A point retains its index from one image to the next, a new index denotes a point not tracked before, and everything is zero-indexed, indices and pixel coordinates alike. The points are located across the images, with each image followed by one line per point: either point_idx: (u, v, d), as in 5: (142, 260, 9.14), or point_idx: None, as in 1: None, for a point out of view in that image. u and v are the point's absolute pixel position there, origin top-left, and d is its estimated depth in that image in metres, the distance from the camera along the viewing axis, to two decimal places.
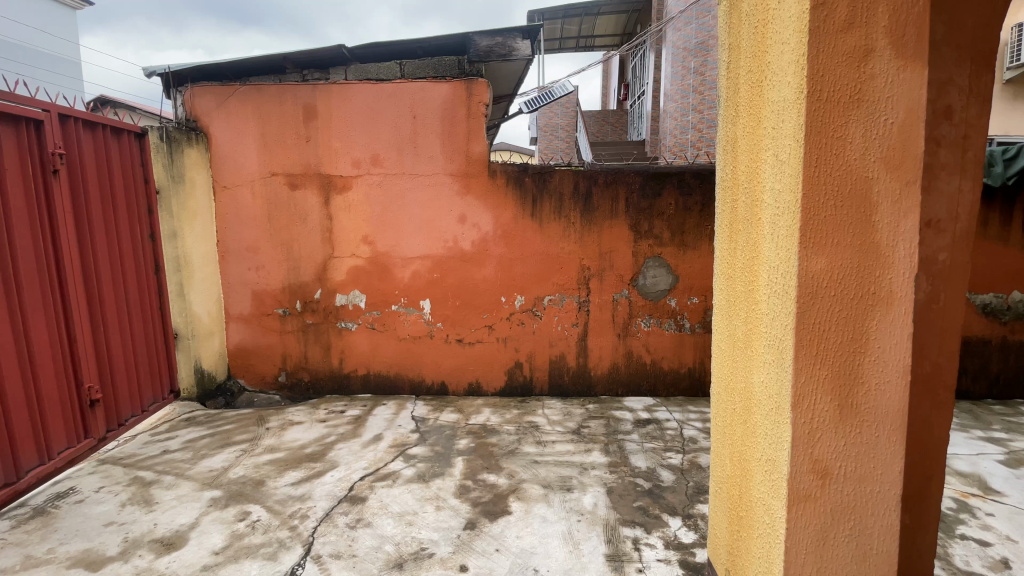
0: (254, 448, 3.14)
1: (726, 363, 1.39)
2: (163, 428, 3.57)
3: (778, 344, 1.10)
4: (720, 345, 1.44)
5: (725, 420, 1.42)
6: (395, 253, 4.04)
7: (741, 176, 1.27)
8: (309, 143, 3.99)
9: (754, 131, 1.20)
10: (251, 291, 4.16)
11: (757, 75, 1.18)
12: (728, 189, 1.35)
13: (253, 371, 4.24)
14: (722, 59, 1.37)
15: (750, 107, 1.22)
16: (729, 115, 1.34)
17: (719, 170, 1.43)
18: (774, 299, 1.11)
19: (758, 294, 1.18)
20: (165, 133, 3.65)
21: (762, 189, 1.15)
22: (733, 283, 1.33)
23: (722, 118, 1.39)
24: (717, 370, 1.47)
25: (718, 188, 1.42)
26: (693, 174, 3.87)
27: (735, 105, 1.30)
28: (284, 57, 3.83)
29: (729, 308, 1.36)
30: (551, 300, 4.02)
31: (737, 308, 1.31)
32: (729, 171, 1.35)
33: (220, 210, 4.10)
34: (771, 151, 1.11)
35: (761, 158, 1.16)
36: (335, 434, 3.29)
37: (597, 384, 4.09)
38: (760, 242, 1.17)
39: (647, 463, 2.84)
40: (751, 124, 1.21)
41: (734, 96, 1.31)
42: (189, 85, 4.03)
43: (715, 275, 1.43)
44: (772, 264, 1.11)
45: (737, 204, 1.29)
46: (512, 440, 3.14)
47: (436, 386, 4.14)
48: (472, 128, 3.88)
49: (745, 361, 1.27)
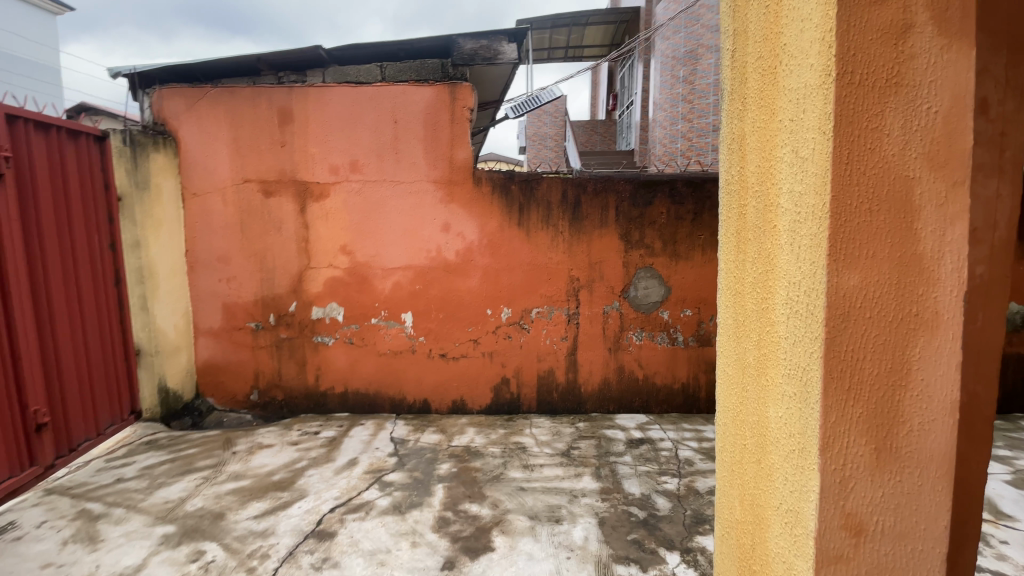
0: (217, 475, 2.90)
1: (734, 391, 1.22)
2: (121, 452, 3.32)
3: (801, 375, 0.93)
4: (726, 371, 1.27)
5: (733, 456, 1.25)
6: (375, 263, 3.84)
7: (750, 178, 1.10)
8: (284, 148, 3.79)
9: (766, 124, 1.03)
10: (221, 303, 3.93)
11: (768, 60, 1.02)
12: (734, 193, 1.19)
13: (224, 389, 4.00)
14: (725, 48, 1.21)
15: (760, 99, 1.06)
16: (734, 110, 1.18)
17: (723, 172, 1.26)
18: (796, 321, 0.94)
19: (774, 314, 1.01)
20: (129, 136, 3.43)
21: (777, 191, 0.99)
22: (741, 301, 1.16)
23: (726, 113, 1.24)
24: (723, 399, 1.29)
25: (722, 193, 1.26)
26: (686, 182, 3.73)
27: (742, 98, 1.13)
28: (257, 58, 3.64)
29: (737, 329, 1.19)
30: (539, 313, 3.84)
31: (747, 329, 1.14)
32: (735, 173, 1.19)
33: (189, 218, 3.88)
34: (790, 146, 0.94)
35: (774, 156, 1.00)
36: (307, 458, 3.06)
37: (587, 401, 3.91)
38: (775, 253, 1.00)
39: (640, 488, 2.65)
40: (762, 117, 1.05)
41: (741, 87, 1.14)
42: (157, 86, 3.83)
43: (720, 292, 1.26)
44: (791, 280, 0.94)
45: (746, 209, 1.13)
46: (497, 463, 2.93)
47: (418, 404, 3.92)
48: (457, 133, 3.71)
49: (758, 390, 1.10)
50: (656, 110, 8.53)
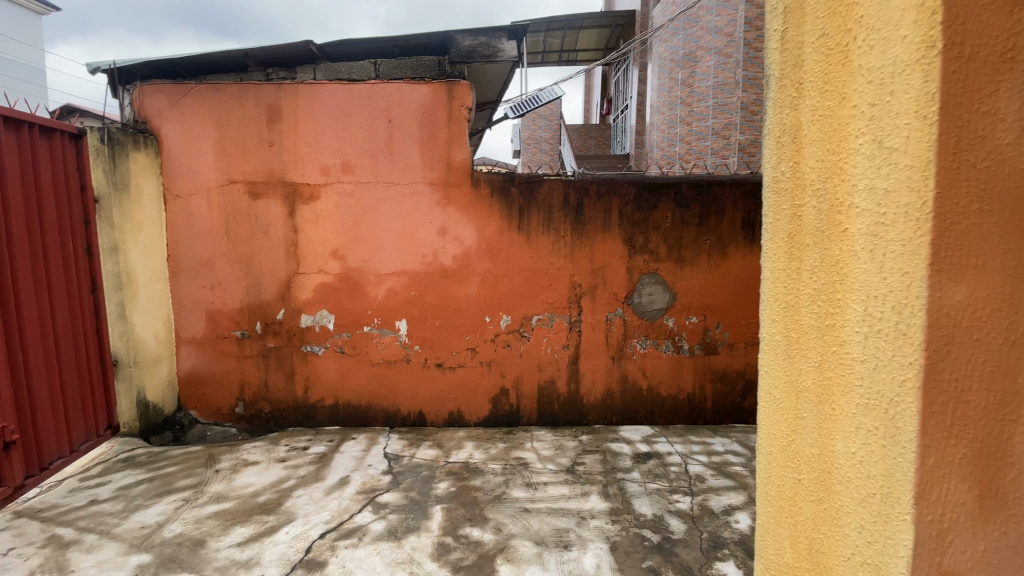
0: (198, 496, 2.70)
1: (784, 419, 1.07)
2: (96, 471, 3.10)
3: (887, 404, 0.79)
4: (772, 394, 1.12)
5: (781, 491, 1.10)
6: (368, 268, 3.66)
7: (808, 175, 0.96)
8: (272, 148, 3.61)
9: (832, 111, 0.89)
10: (205, 311, 3.73)
11: (835, 37, 0.88)
12: (783, 192, 1.04)
13: (207, 401, 3.79)
14: (773, 27, 1.07)
15: (823, 83, 0.92)
16: (785, 97, 1.03)
17: (765, 170, 1.12)
18: (879, 341, 0.79)
19: (845, 332, 0.87)
20: (107, 134, 3.24)
21: (850, 189, 0.85)
22: (795, 315, 1.01)
23: (771, 102, 1.09)
24: (767, 426, 1.14)
25: (765, 193, 1.12)
26: (691, 186, 3.60)
27: (796, 83, 0.99)
28: (244, 53, 3.46)
29: (787, 347, 1.05)
30: (539, 320, 3.69)
31: (803, 348, 0.99)
32: (783, 169, 1.05)
33: (172, 221, 3.68)
34: (870, 136, 0.80)
35: (845, 148, 0.86)
36: (295, 477, 2.87)
37: (589, 412, 3.75)
38: (847, 262, 0.86)
39: (652, 509, 2.50)
40: (825, 105, 0.91)
41: (794, 72, 1.00)
42: (138, 83, 3.64)
43: (765, 304, 1.12)
44: (872, 293, 0.80)
45: (801, 211, 0.99)
46: (498, 482, 2.76)
47: (412, 416, 3.74)
48: (454, 133, 3.56)
49: (819, 420, 0.95)
50: (653, 114, 8.46)
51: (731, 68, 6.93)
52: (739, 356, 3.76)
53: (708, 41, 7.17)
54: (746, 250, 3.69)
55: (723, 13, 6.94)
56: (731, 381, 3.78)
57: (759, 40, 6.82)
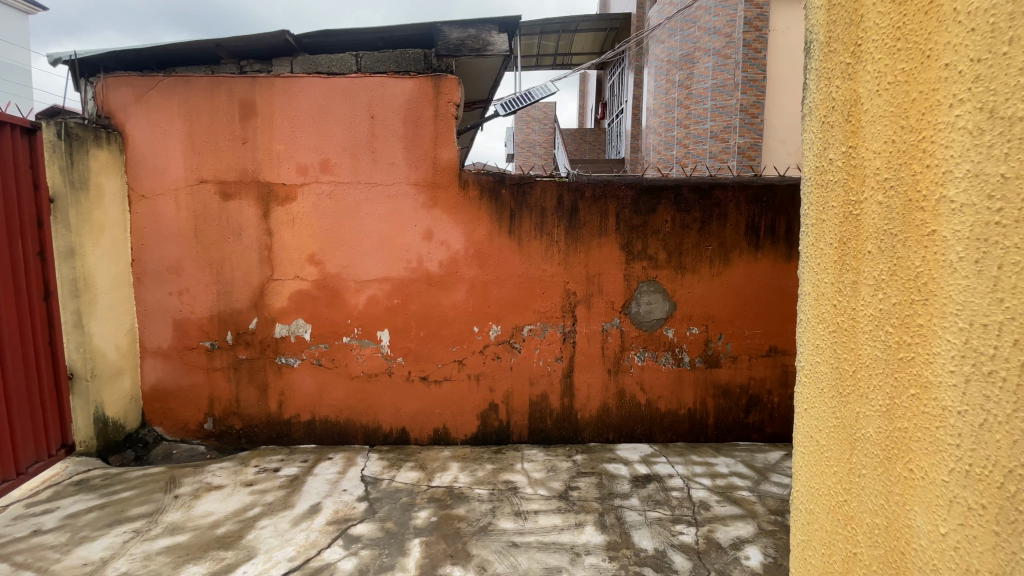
0: (151, 527, 2.45)
1: (837, 455, 1.06)
2: (44, 495, 2.82)
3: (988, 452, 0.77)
4: (821, 427, 1.11)
5: (832, 537, 1.08)
6: (348, 275, 3.42)
7: (868, 171, 0.96)
8: (245, 146, 3.37)
9: (905, 107, 0.89)
10: (172, 320, 3.47)
11: (908, 19, 0.89)
12: (836, 184, 1.04)
13: (173, 417, 3.52)
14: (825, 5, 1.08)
15: (890, 65, 0.92)
16: (837, 76, 1.04)
17: (810, 156, 1.12)
18: (980, 374, 0.78)
19: (927, 357, 0.85)
20: (64, 129, 2.97)
21: (930, 195, 0.84)
22: (853, 323, 1.01)
23: (819, 70, 1.10)
24: (816, 454, 1.14)
25: (812, 183, 1.12)
26: (692, 189, 3.39)
27: (855, 67, 1.00)
28: (215, 44, 3.22)
29: (842, 360, 1.04)
30: (531, 330, 3.46)
31: (864, 361, 0.98)
32: (837, 162, 1.05)
33: (137, 223, 3.42)
34: (962, 139, 0.79)
35: (924, 148, 0.85)
36: (261, 505, 2.63)
37: (584, 429, 3.51)
38: (929, 278, 0.84)
39: (653, 542, 2.27)
40: (894, 94, 0.91)
41: (850, 52, 1.01)
42: (102, 75, 3.39)
43: (814, 305, 1.12)
44: (966, 320, 0.79)
45: (861, 212, 0.98)
46: (484, 510, 2.51)
47: (394, 434, 3.49)
48: (441, 131, 3.33)
49: (890, 461, 0.93)
50: (649, 116, 8.29)
51: (730, 69, 6.83)
52: (743, 369, 3.54)
53: (707, 41, 7.01)
54: (750, 256, 3.48)
55: (721, 13, 6.82)
56: (734, 396, 3.56)
57: (759, 41, 6.67)
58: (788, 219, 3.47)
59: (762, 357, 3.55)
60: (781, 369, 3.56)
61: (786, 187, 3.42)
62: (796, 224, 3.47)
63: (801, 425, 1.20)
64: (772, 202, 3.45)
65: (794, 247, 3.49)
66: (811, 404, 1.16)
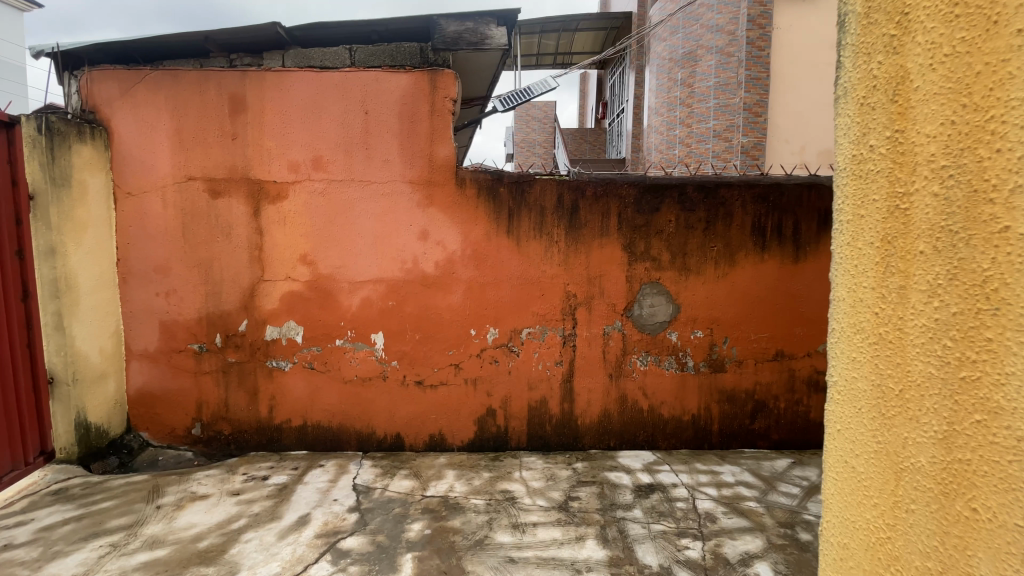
0: (129, 541, 2.38)
1: (883, 466, 1.12)
2: (18, 506, 2.71)
3: None
4: (860, 430, 1.18)
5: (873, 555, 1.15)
6: (341, 275, 3.30)
7: (919, 168, 1.02)
8: (235, 141, 3.26)
9: (958, 107, 0.96)
10: (159, 321, 3.36)
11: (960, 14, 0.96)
12: (880, 178, 1.11)
13: (160, 422, 3.41)
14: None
15: (941, 58, 0.99)
16: (880, 63, 1.11)
17: (845, 146, 1.19)
18: None
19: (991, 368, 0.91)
20: (44, 123, 2.88)
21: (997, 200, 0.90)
22: (900, 326, 1.07)
23: (856, 48, 1.17)
24: (852, 467, 1.20)
25: (851, 174, 1.19)
26: (696, 188, 3.29)
27: (899, 60, 1.07)
28: (204, 37, 3.11)
29: (887, 366, 1.11)
30: (530, 333, 3.35)
31: (911, 363, 1.05)
32: (878, 155, 1.11)
33: (122, 221, 3.31)
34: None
35: (990, 152, 0.91)
36: (246, 516, 2.54)
37: (585, 436, 3.40)
38: (993, 282, 0.91)
39: (657, 558, 2.16)
40: (948, 91, 0.98)
41: (896, 40, 1.07)
42: (87, 68, 3.28)
43: (854, 299, 1.18)
44: None
45: (908, 211, 1.05)
46: (480, 523, 2.41)
47: (389, 440, 3.37)
48: (437, 127, 3.22)
49: (946, 471, 0.99)
50: (651, 115, 8.18)
51: (733, 68, 6.74)
52: (748, 374, 3.44)
53: (709, 39, 6.91)
54: (756, 258, 3.37)
55: (724, 10, 6.73)
56: (739, 402, 3.46)
57: (761, 39, 6.62)
58: (795, 219, 3.37)
59: (768, 361, 3.44)
60: (787, 374, 3.46)
61: (793, 187, 3.32)
62: (803, 225, 3.37)
63: (833, 423, 1.27)
64: (778, 202, 3.35)
65: (802, 248, 3.39)
66: (845, 415, 1.23)
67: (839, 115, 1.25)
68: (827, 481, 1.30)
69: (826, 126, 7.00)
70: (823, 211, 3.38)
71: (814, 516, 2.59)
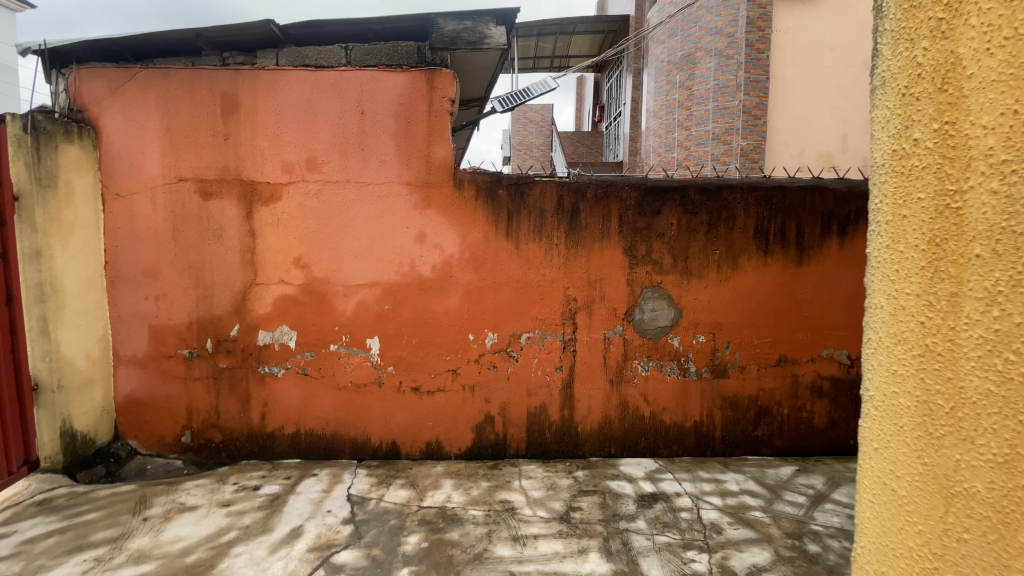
0: (114, 555, 2.30)
1: (931, 471, 1.16)
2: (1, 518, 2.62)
3: None
4: (907, 433, 1.22)
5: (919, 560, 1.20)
6: (336, 279, 3.23)
7: (969, 177, 1.07)
8: (227, 142, 3.18)
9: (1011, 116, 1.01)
10: (148, 326, 3.27)
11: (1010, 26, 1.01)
12: (927, 186, 1.16)
13: (149, 429, 3.32)
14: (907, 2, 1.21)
15: (992, 66, 1.04)
16: (924, 72, 1.16)
17: (889, 154, 1.25)
18: None
19: None
20: (30, 122, 2.79)
21: None
22: (950, 332, 1.12)
23: (899, 56, 1.22)
24: (898, 474, 1.25)
25: (896, 182, 1.23)
26: (699, 190, 3.23)
27: (945, 70, 1.12)
28: (195, 34, 3.03)
29: (934, 372, 1.15)
30: (530, 338, 3.28)
31: (961, 368, 1.10)
32: (924, 164, 1.17)
33: (111, 223, 3.22)
34: None
35: None
36: (237, 529, 2.46)
37: (585, 443, 3.33)
38: None
39: (663, 572, 2.10)
40: (1000, 102, 1.03)
41: (942, 49, 1.12)
42: (75, 66, 3.20)
43: (899, 305, 1.23)
44: None
45: (958, 219, 1.10)
46: (479, 535, 2.34)
47: (384, 448, 3.29)
48: (434, 128, 3.16)
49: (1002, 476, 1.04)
50: (649, 118, 8.15)
51: (732, 70, 6.71)
52: (751, 379, 3.38)
53: (708, 42, 6.88)
54: (759, 261, 3.32)
55: (723, 12, 6.70)
56: (742, 407, 3.39)
57: (761, 41, 6.56)
58: (798, 222, 3.32)
59: (771, 366, 3.39)
60: (790, 380, 3.41)
61: (796, 189, 3.28)
62: (806, 228, 3.33)
63: (876, 424, 1.31)
64: (781, 204, 3.29)
65: (805, 252, 3.34)
66: (888, 422, 1.28)
67: (880, 103, 1.28)
68: (866, 481, 1.35)
69: (825, 127, 6.95)
70: (826, 214, 3.34)
71: (822, 526, 2.53)
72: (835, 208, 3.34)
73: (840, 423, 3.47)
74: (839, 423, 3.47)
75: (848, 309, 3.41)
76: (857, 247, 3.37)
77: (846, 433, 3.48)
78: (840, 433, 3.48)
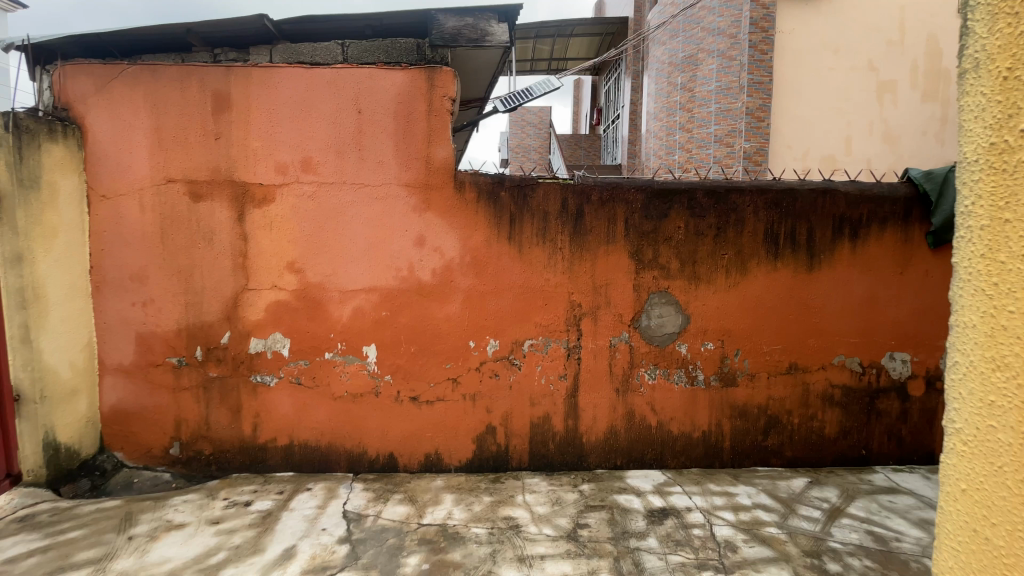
0: None
1: None
2: None
3: None
4: (1008, 475, 1.09)
5: None
6: (331, 284, 3.10)
7: None
8: (219, 141, 3.06)
9: None
10: (135, 334, 3.13)
11: None
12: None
13: (136, 441, 3.17)
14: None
15: None
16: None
17: (987, 155, 1.14)
18: None
19: None
20: (12, 120, 2.66)
21: None
22: None
23: (994, 42, 1.13)
24: (998, 519, 1.12)
25: (993, 184, 1.13)
26: (707, 192, 3.13)
27: None
28: (185, 30, 2.91)
29: None
30: (533, 345, 3.16)
31: None
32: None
33: (96, 226, 3.09)
34: None
35: None
36: (227, 549, 2.34)
37: (590, 454, 3.21)
38: None
39: None
40: None
41: None
42: (60, 62, 3.07)
43: (999, 324, 1.11)
44: None
45: None
46: (482, 556, 2.25)
47: (382, 460, 3.16)
48: (434, 128, 3.05)
49: None
50: (650, 120, 8.07)
51: (735, 71, 6.63)
52: (761, 388, 3.28)
53: (710, 43, 6.80)
54: (769, 266, 3.22)
55: (726, 13, 6.63)
56: (752, 417, 3.29)
57: (765, 42, 6.48)
58: (809, 226, 3.23)
59: (781, 374, 3.29)
60: (801, 388, 3.31)
61: (807, 192, 3.19)
62: (817, 232, 3.24)
63: (965, 462, 1.20)
64: (792, 207, 3.20)
65: (815, 256, 3.25)
66: (982, 458, 1.15)
67: (971, 88, 1.18)
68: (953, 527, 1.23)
69: (828, 130, 6.88)
70: (838, 217, 3.25)
71: (840, 542, 2.43)
72: (847, 212, 3.25)
73: (851, 432, 3.38)
74: (851, 432, 3.38)
75: (860, 315, 3.32)
76: (869, 251, 3.29)
77: (858, 443, 3.38)
78: (852, 443, 3.38)
